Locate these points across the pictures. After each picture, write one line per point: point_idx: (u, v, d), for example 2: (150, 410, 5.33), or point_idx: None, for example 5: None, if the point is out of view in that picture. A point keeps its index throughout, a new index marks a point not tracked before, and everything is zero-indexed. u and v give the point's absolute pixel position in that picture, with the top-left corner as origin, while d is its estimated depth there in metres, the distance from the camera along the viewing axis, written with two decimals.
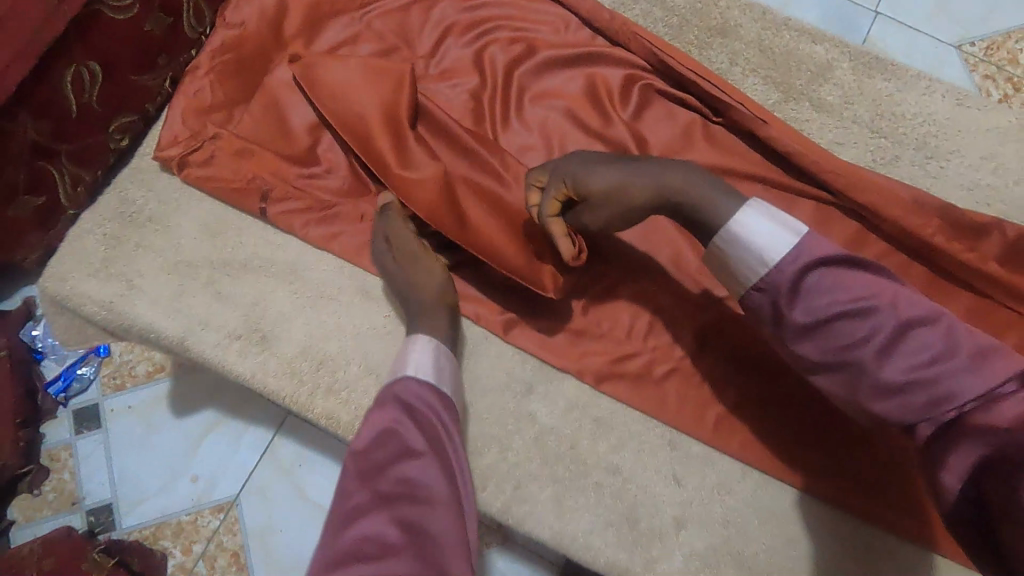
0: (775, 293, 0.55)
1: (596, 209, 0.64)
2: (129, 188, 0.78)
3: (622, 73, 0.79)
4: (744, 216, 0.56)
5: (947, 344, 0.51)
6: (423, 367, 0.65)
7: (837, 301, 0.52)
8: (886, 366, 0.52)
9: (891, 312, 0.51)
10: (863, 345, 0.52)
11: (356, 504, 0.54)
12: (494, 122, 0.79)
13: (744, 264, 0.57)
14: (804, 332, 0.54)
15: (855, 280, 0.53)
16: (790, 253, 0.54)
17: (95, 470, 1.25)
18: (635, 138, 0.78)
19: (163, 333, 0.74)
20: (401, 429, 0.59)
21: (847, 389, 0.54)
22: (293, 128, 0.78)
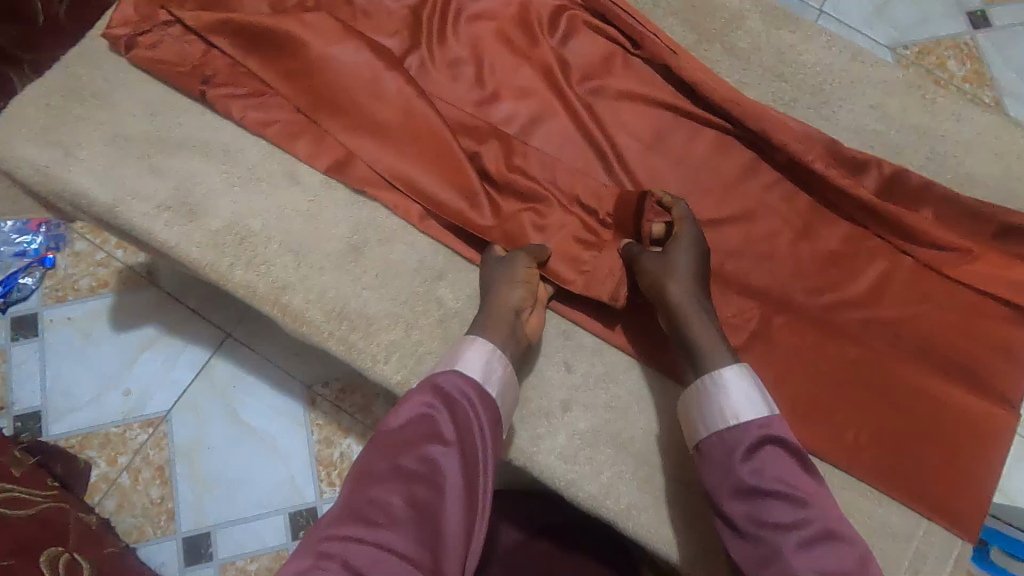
0: (730, 443, 0.61)
1: (655, 254, 0.72)
2: (76, 65, 0.82)
3: (551, 5, 0.86)
4: (738, 372, 0.64)
5: (857, 564, 0.54)
6: (472, 367, 0.64)
7: (782, 480, 0.58)
8: (798, 559, 0.54)
9: (822, 516, 0.57)
10: (784, 527, 0.56)
11: (373, 471, 0.55)
12: (430, 34, 0.84)
13: (718, 404, 0.63)
14: (739, 491, 0.59)
15: (802, 475, 0.59)
16: (761, 419, 0.61)
17: (27, 378, 1.26)
18: (558, 60, 0.84)
19: (94, 200, 0.77)
20: (434, 419, 0.59)
21: (756, 565, 0.57)
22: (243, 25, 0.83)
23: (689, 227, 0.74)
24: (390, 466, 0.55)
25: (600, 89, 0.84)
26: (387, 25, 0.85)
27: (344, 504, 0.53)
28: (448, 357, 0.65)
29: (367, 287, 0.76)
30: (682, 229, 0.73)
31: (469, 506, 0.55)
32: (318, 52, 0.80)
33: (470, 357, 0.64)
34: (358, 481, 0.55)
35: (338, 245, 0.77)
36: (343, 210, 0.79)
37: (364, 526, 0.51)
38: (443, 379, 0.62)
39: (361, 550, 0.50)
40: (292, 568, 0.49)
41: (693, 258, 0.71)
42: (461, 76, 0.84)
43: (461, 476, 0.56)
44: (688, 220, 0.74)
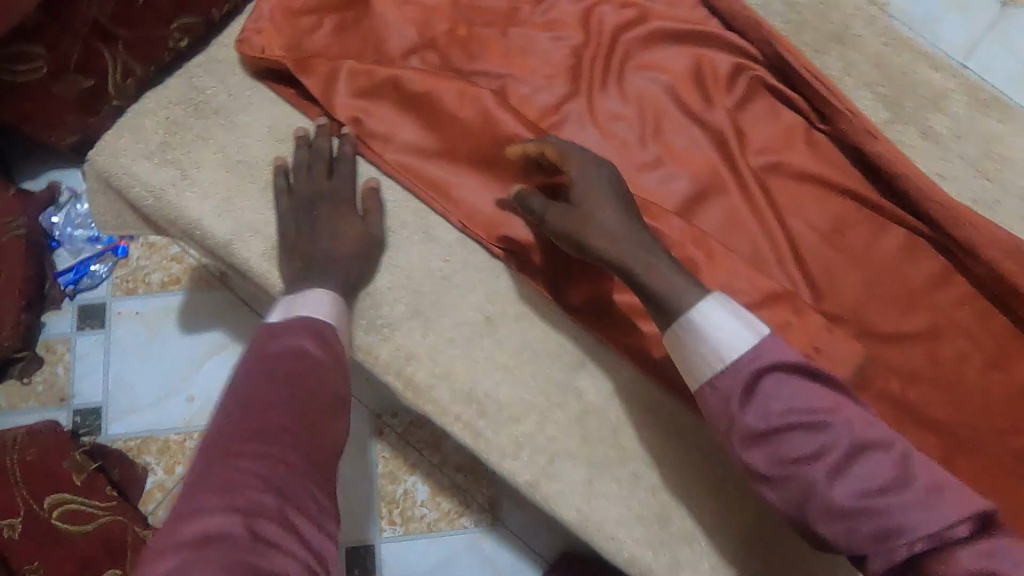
0: (726, 392, 0.54)
1: (552, 207, 0.63)
2: (199, 76, 0.74)
3: (731, 61, 0.75)
4: (709, 305, 0.55)
5: (900, 472, 0.50)
6: (321, 310, 0.62)
7: (793, 410, 0.52)
8: (835, 489, 0.50)
9: (846, 432, 0.51)
10: (810, 461, 0.51)
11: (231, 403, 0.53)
12: (592, 82, 0.75)
13: (699, 352, 0.55)
14: (753, 441, 0.53)
15: (816, 390, 0.53)
16: (749, 351, 0.53)
17: (90, 371, 1.21)
18: (734, 128, 0.74)
19: (210, 233, 0.70)
20: (304, 350, 0.57)
21: (794, 507, 0.52)
22: (386, 52, 0.74)
23: (595, 158, 0.63)
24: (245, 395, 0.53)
25: (776, 167, 0.73)
26: (544, 65, 0.74)
27: (224, 431, 0.50)
28: (287, 310, 0.62)
29: (500, 368, 0.68)
30: (575, 170, 0.62)
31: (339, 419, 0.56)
32: (468, 94, 0.71)
33: (307, 303, 0.62)
34: (227, 412, 0.51)
35: (471, 316, 0.69)
36: (480, 275, 0.70)
37: (261, 443, 0.49)
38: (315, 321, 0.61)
39: (264, 464, 0.48)
40: (173, 531, 0.43)
41: (605, 192, 0.61)
42: (621, 133, 0.74)
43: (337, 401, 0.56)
44: (576, 156, 0.63)
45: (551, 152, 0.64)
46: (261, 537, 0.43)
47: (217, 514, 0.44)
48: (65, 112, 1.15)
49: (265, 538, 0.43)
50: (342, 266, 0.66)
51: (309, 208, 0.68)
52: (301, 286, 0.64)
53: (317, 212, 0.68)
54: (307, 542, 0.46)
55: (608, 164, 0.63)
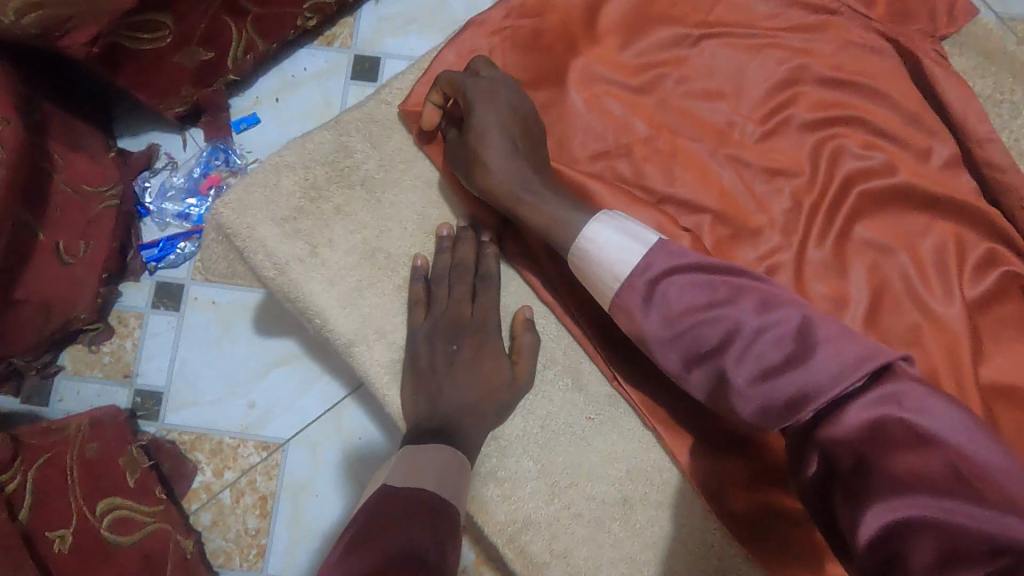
0: (626, 304, 0.50)
1: (452, 148, 0.58)
2: (350, 134, 0.63)
3: (986, 246, 0.61)
4: (597, 222, 0.52)
5: (800, 347, 0.44)
6: (442, 477, 0.50)
7: (691, 306, 0.47)
8: (741, 376, 0.45)
9: (745, 316, 0.46)
10: (720, 352, 0.46)
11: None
12: (806, 237, 0.61)
13: (594, 277, 0.52)
14: (662, 339, 0.49)
15: (712, 282, 0.48)
16: (640, 263, 0.50)
17: (157, 353, 1.16)
18: (971, 332, 0.60)
19: (331, 327, 0.60)
20: (409, 537, 0.43)
21: (715, 398, 0.48)
22: (570, 150, 0.62)
23: (489, 88, 0.57)
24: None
25: (1014, 390, 0.59)
26: (753, 204, 0.62)
27: None
28: (408, 470, 0.50)
29: (629, 565, 0.57)
30: (471, 102, 0.57)
31: None
32: (662, 227, 0.58)
33: (429, 463, 0.51)
34: None
35: (608, 492, 0.58)
36: (628, 445, 0.59)
37: None
38: (433, 460, 0.51)
39: None
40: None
41: (502, 122, 0.56)
42: (828, 306, 0.61)
43: None
44: (468, 85, 0.57)
45: (446, 86, 0.58)
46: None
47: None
48: (178, 81, 1.04)
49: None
50: (476, 411, 0.56)
51: (449, 337, 0.58)
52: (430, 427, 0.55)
53: (457, 344, 0.58)
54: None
55: (504, 86, 0.57)
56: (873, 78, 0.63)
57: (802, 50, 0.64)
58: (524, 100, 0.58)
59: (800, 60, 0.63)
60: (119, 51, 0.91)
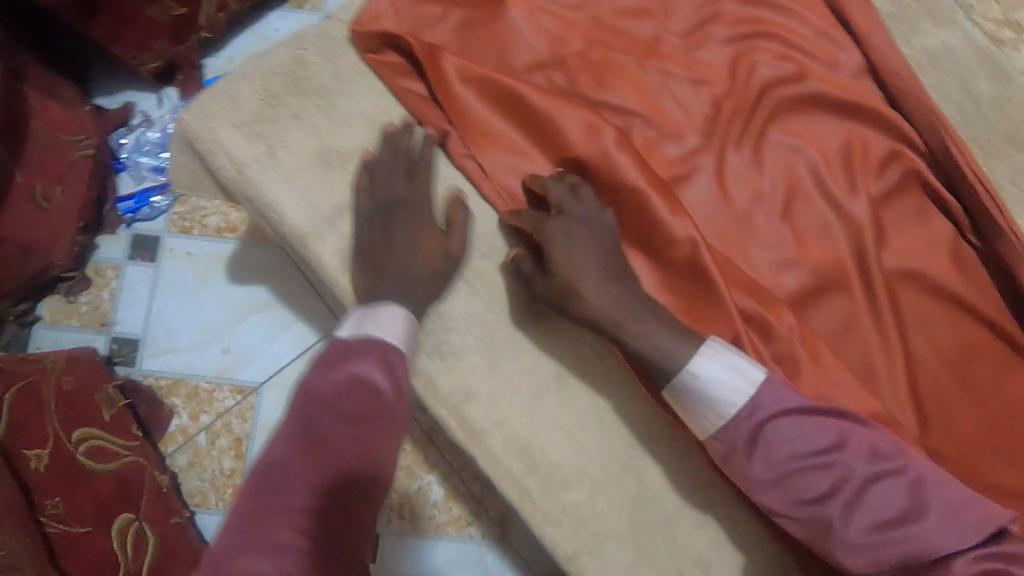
0: (727, 442, 0.57)
1: (543, 281, 0.61)
2: (306, 50, 0.68)
3: (889, 145, 0.67)
4: (699, 359, 0.58)
5: (914, 500, 0.53)
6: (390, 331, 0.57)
7: (796, 452, 0.55)
8: (851, 524, 0.53)
9: (854, 465, 0.54)
10: (828, 499, 0.54)
11: (283, 473, 0.50)
12: (726, 139, 0.67)
13: (699, 411, 0.58)
14: (765, 484, 0.56)
15: (820, 426, 0.56)
16: (745, 403, 0.56)
17: (135, 302, 1.20)
18: (874, 223, 0.66)
19: (288, 222, 0.66)
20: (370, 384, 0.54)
21: (814, 535, 0.55)
22: (510, 63, 0.67)
23: (570, 223, 0.61)
24: (299, 475, 0.49)
25: (912, 274, 0.66)
26: (677, 109, 0.67)
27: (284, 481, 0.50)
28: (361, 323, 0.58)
29: (561, 430, 0.64)
30: (552, 236, 0.61)
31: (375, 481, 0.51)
32: (591, 128, 0.64)
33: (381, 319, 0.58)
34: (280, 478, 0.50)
35: (544, 368, 0.65)
36: (561, 325, 0.66)
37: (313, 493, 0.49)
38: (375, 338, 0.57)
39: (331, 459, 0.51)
40: (238, 541, 0.46)
41: (597, 252, 0.61)
42: (745, 201, 0.67)
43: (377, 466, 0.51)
44: (557, 220, 0.62)
45: (528, 225, 0.63)
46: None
47: (276, 563, 0.45)
48: (153, 37, 1.09)
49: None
50: (422, 291, 0.62)
51: (385, 217, 0.63)
52: (375, 300, 0.59)
53: (393, 219, 0.63)
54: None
55: (595, 217, 0.62)
56: None
57: None
58: (603, 224, 0.62)
59: None
60: None
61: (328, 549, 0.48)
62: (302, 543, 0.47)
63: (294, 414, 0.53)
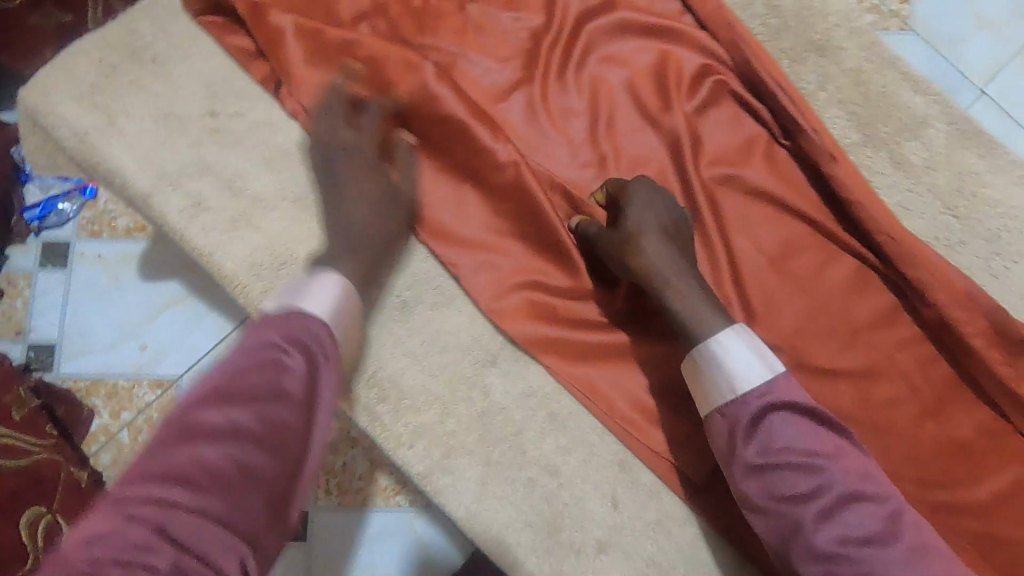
0: (731, 423, 0.57)
1: (613, 236, 0.64)
2: (142, 22, 0.72)
3: (697, 61, 0.71)
4: (727, 337, 0.59)
5: (888, 525, 0.52)
6: (317, 303, 0.50)
7: (793, 450, 0.54)
8: (818, 532, 0.52)
9: (841, 479, 0.53)
10: (807, 501, 0.53)
11: (147, 472, 0.40)
12: (546, 68, 0.71)
13: (714, 383, 0.59)
14: (751, 471, 0.55)
15: (821, 435, 0.55)
16: (761, 388, 0.57)
17: (48, 308, 1.20)
18: (689, 132, 0.70)
19: (131, 183, 0.68)
20: (283, 368, 0.45)
21: (776, 537, 0.54)
22: (337, 16, 0.71)
23: (648, 190, 0.65)
24: (169, 455, 0.41)
25: (730, 178, 0.69)
26: (498, 45, 0.71)
27: (143, 474, 0.40)
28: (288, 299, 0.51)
29: (408, 356, 0.66)
30: (636, 201, 0.64)
31: (263, 482, 0.42)
32: (414, 69, 0.68)
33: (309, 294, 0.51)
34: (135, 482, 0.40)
35: (387, 299, 0.67)
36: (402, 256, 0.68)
37: (179, 488, 0.40)
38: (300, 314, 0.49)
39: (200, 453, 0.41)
40: (98, 518, 0.39)
41: (662, 227, 0.63)
42: (568, 125, 0.70)
43: (272, 461, 0.42)
44: (640, 191, 0.64)
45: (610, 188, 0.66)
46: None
47: (121, 547, 0.37)
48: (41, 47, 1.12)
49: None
50: None
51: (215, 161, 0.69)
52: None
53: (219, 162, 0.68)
54: None
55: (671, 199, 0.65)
56: None
57: None
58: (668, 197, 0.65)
59: None
60: None
61: (190, 547, 0.38)
62: (156, 540, 0.38)
63: (169, 416, 0.44)
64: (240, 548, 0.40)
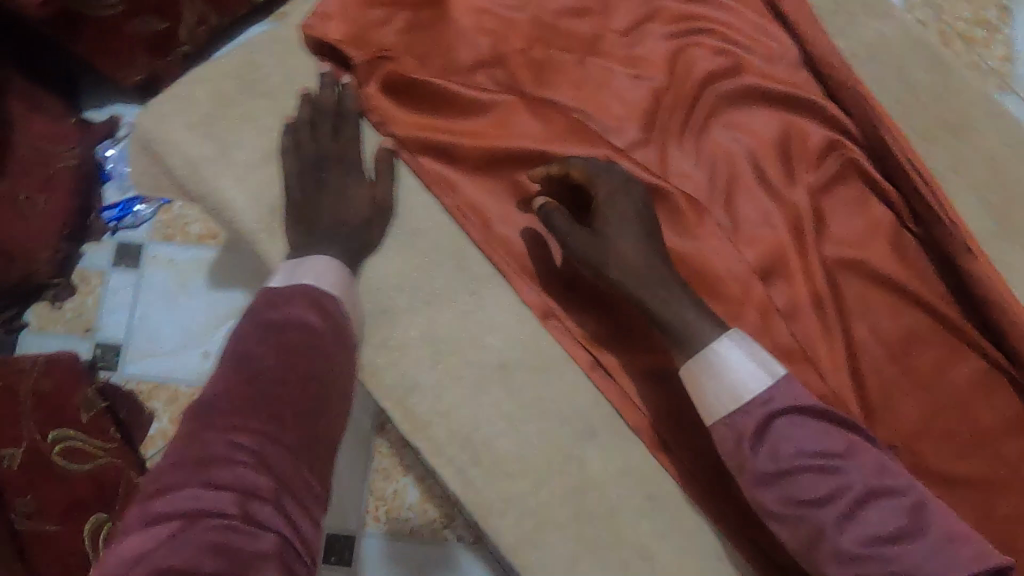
0: (736, 433, 0.56)
1: (582, 235, 0.61)
2: (258, 54, 0.71)
3: (825, 135, 0.68)
4: (725, 346, 0.57)
5: (913, 519, 0.52)
6: (326, 274, 0.59)
7: (807, 455, 0.54)
8: (843, 534, 0.52)
9: (858, 476, 0.53)
10: (827, 504, 0.53)
11: (221, 406, 0.48)
12: (665, 131, 0.69)
13: (712, 395, 0.57)
14: (767, 481, 0.55)
15: (835, 435, 0.55)
16: (763, 396, 0.56)
17: (118, 308, 1.12)
18: (812, 210, 0.67)
19: (238, 219, 0.68)
20: (309, 317, 0.55)
21: (801, 542, 0.55)
22: (455, 62, 0.69)
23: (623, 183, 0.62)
24: (247, 402, 0.48)
25: (852, 260, 0.66)
26: (618, 103, 0.69)
27: (221, 409, 0.48)
28: (289, 273, 0.58)
29: (504, 420, 0.65)
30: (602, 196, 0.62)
31: (315, 414, 0.51)
32: (533, 126, 0.67)
33: (313, 268, 0.59)
34: (213, 418, 0.47)
35: (489, 359, 0.66)
36: (504, 317, 0.67)
37: (261, 422, 0.47)
38: (309, 286, 0.56)
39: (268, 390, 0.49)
40: (188, 454, 0.45)
41: (631, 220, 0.61)
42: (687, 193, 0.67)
43: (323, 397, 0.52)
44: (603, 181, 0.62)
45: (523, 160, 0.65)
46: (262, 514, 0.43)
47: (233, 477, 0.44)
48: (136, 53, 1.11)
49: (259, 520, 0.43)
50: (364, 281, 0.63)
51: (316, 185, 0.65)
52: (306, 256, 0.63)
53: (323, 180, 0.66)
54: (300, 525, 0.46)
55: (638, 183, 0.62)
56: None
57: None
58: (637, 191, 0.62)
59: None
60: (76, 18, 1.01)
61: (278, 469, 0.46)
62: (256, 472, 0.45)
63: (230, 361, 0.51)
64: (313, 478, 0.49)
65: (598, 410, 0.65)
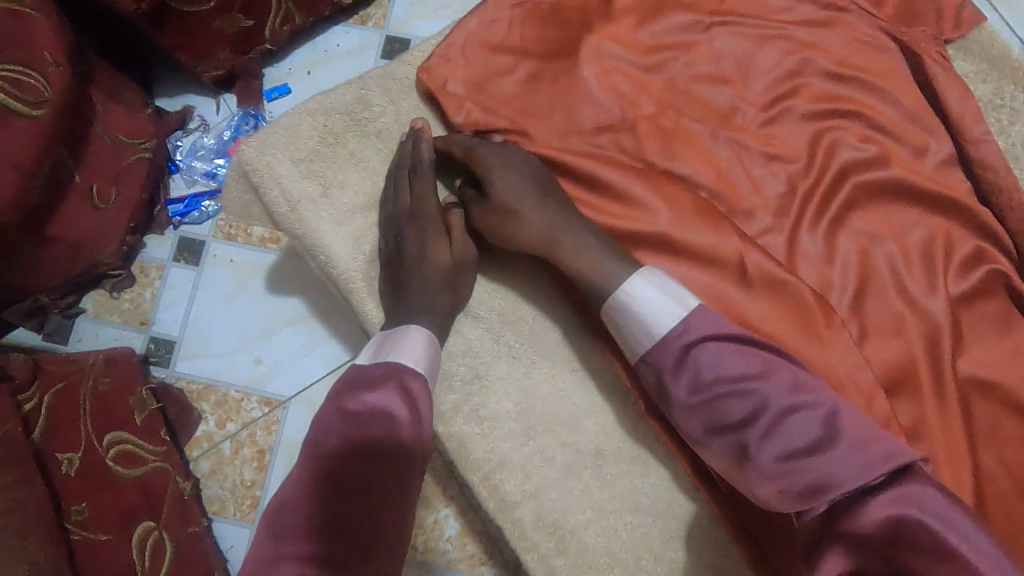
0: (655, 369, 0.53)
1: (482, 207, 0.62)
2: (373, 92, 0.69)
3: (974, 242, 0.63)
4: (635, 282, 0.55)
5: (829, 429, 0.47)
6: (411, 357, 0.57)
7: (722, 377, 0.50)
8: (764, 450, 0.48)
9: (774, 393, 0.49)
10: (748, 426, 0.49)
11: (296, 523, 0.49)
12: (799, 219, 0.63)
13: (629, 331, 0.55)
14: (689, 408, 0.51)
15: (746, 353, 0.51)
16: (677, 327, 0.53)
17: (175, 302, 1.04)
18: (954, 322, 0.61)
19: (335, 264, 0.65)
20: (391, 415, 0.54)
21: (733, 470, 0.51)
22: (580, 123, 0.66)
23: (504, 153, 0.62)
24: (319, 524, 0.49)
25: (993, 382, 0.61)
26: (749, 184, 0.64)
27: (297, 529, 0.48)
28: (376, 352, 0.58)
29: (594, 510, 0.61)
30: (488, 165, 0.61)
31: (382, 532, 0.50)
32: (660, 200, 0.62)
33: (401, 347, 0.58)
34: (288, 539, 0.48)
35: (583, 444, 0.63)
36: (603, 399, 0.64)
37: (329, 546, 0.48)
38: (397, 373, 0.56)
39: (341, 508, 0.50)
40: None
41: (524, 183, 0.61)
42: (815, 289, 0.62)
43: (391, 511, 0.51)
44: (482, 152, 0.62)
45: (457, 151, 0.63)
46: None
47: None
48: (218, 46, 0.98)
49: None
50: None
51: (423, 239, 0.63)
52: (413, 317, 0.60)
53: (428, 236, 0.63)
54: None
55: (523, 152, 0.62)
56: (875, 76, 0.66)
57: (810, 45, 0.67)
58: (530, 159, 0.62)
59: (810, 54, 0.66)
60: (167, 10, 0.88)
61: None
62: None
63: (308, 467, 0.51)
64: None
65: (695, 511, 0.62)
